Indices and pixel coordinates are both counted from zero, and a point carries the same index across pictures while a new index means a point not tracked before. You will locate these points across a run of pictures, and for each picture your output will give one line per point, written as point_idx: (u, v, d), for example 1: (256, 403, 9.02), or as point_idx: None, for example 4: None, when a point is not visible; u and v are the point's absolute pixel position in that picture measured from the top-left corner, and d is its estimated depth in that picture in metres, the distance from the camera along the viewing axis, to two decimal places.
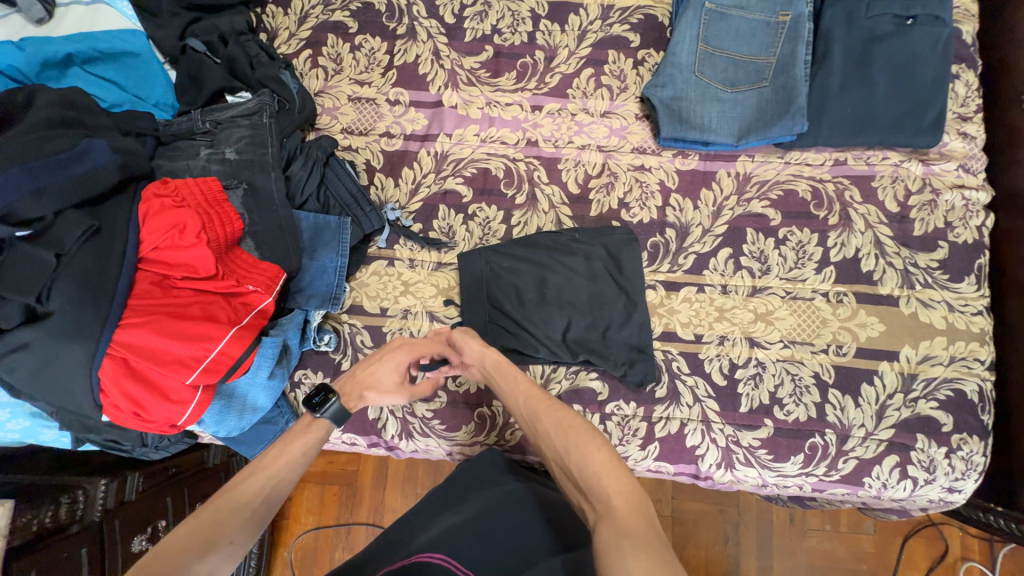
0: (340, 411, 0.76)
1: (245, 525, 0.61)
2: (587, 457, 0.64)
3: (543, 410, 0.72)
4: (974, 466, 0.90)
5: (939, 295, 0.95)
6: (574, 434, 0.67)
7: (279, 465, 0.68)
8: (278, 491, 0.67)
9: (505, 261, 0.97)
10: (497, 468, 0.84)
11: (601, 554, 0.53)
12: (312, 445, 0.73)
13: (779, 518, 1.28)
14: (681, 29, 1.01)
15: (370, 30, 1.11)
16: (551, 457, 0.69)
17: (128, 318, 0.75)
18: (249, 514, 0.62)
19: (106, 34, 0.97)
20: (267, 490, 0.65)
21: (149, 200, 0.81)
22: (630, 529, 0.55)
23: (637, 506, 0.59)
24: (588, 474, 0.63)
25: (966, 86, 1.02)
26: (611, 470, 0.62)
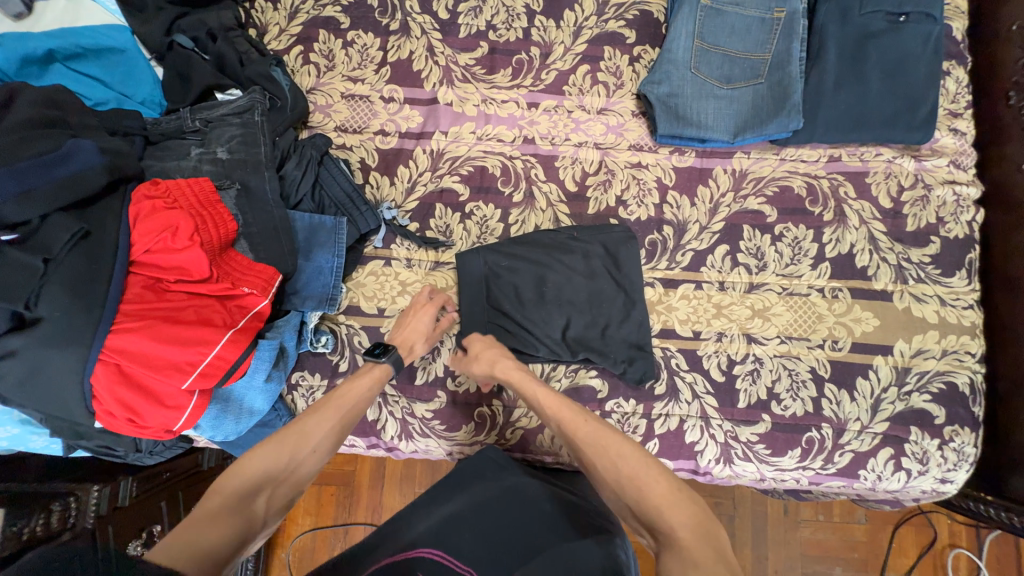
0: (397, 356, 0.86)
1: (321, 447, 0.74)
2: (646, 489, 0.64)
3: (598, 438, 0.72)
4: (966, 456, 0.92)
5: (931, 289, 0.96)
6: (632, 464, 0.67)
7: (348, 401, 0.79)
8: (346, 423, 0.78)
9: (503, 260, 0.97)
10: (496, 464, 0.81)
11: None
12: (373, 385, 0.83)
13: (774, 510, 1.29)
14: (677, 25, 1.01)
15: (362, 26, 1.09)
16: (607, 487, 0.69)
17: (120, 323, 0.73)
18: (324, 439, 0.75)
19: (90, 30, 0.94)
20: (337, 423, 0.77)
21: (140, 202, 0.79)
22: (699, 563, 0.55)
23: (704, 536, 0.59)
24: (652, 506, 0.63)
25: (956, 83, 1.03)
26: (674, 501, 0.63)
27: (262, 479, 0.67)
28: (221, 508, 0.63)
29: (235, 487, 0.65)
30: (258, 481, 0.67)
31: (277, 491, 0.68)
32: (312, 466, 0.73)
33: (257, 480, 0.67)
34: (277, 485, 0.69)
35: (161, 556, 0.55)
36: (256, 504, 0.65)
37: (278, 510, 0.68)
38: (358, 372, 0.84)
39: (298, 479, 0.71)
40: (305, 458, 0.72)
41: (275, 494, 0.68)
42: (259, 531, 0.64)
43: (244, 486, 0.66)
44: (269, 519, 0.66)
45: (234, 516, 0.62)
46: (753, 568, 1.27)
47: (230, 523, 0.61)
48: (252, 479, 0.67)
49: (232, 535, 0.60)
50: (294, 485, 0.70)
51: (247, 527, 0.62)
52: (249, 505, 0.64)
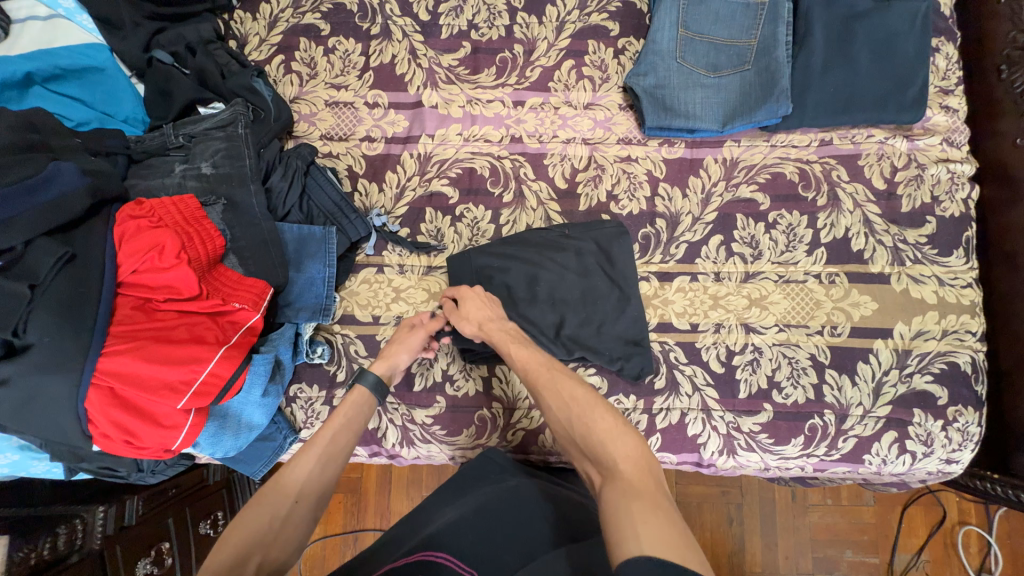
0: (378, 378, 0.85)
1: (308, 495, 0.70)
2: (593, 425, 0.66)
3: (553, 381, 0.74)
4: (970, 436, 0.91)
5: (929, 270, 0.95)
6: (581, 404, 0.69)
7: (333, 434, 0.76)
8: (334, 465, 0.74)
9: (497, 262, 0.95)
10: (498, 466, 0.82)
11: (609, 513, 0.55)
12: (354, 414, 0.80)
13: (781, 496, 1.29)
14: (660, 15, 1.00)
15: (343, 32, 1.08)
16: (560, 428, 0.71)
17: (111, 346, 0.73)
18: (310, 482, 0.70)
19: (66, 49, 0.93)
20: (324, 463, 0.73)
21: (125, 222, 0.79)
22: (637, 488, 0.57)
23: (644, 467, 0.61)
24: (597, 442, 0.65)
25: (946, 59, 1.02)
26: (618, 436, 0.64)
27: (250, 544, 0.62)
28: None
29: (220, 561, 0.59)
30: (246, 545, 0.61)
31: (270, 553, 0.63)
32: (303, 518, 0.68)
33: (243, 544, 0.61)
34: (268, 549, 0.63)
35: None
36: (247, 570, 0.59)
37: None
38: (340, 406, 0.81)
39: (290, 538, 0.65)
40: (292, 510, 0.67)
41: (267, 557, 0.62)
42: None
43: (230, 556, 0.60)
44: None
45: None
46: (764, 555, 1.27)
47: None
48: (238, 545, 0.61)
49: None
50: (287, 545, 0.65)
51: None
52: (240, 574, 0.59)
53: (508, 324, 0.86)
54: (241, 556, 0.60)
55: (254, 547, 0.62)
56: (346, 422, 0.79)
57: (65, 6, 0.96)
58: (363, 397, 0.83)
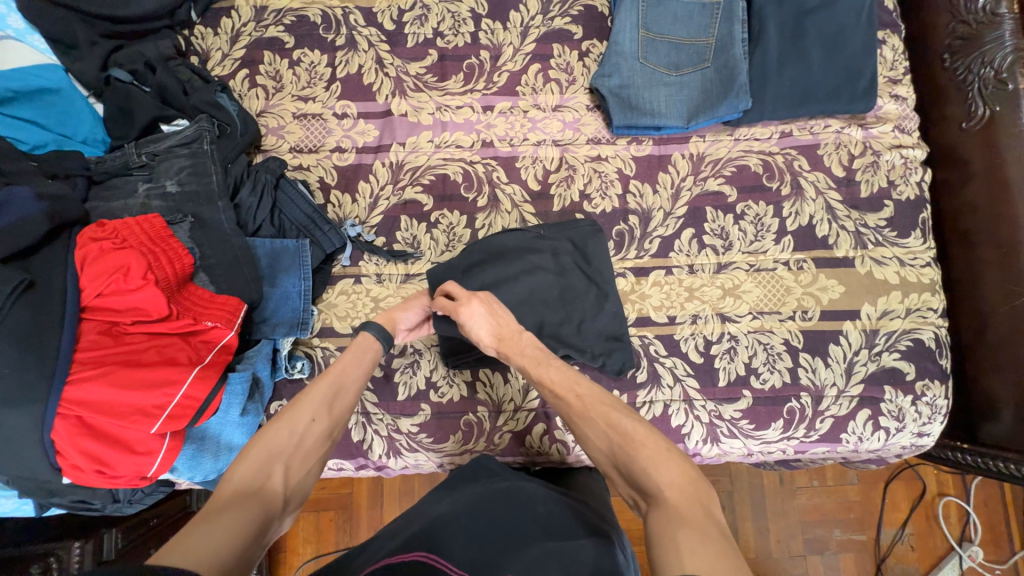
0: (382, 325, 0.84)
1: (322, 423, 0.71)
2: (636, 450, 0.65)
3: (590, 410, 0.73)
4: (939, 409, 0.95)
5: (890, 251, 0.99)
6: (623, 431, 0.68)
7: (344, 367, 0.77)
8: (346, 398, 0.75)
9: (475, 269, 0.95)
10: (489, 471, 0.81)
11: (656, 543, 0.52)
12: (367, 348, 0.81)
13: (769, 481, 1.32)
14: (621, 17, 1.02)
15: (308, 44, 1.07)
16: (601, 456, 0.70)
17: (77, 373, 0.70)
18: (322, 409, 0.71)
19: (17, 70, 0.90)
20: (337, 393, 0.74)
21: (86, 245, 0.76)
22: (685, 515, 0.54)
23: (692, 493, 0.58)
24: (641, 468, 0.63)
25: (893, 50, 1.07)
26: (663, 461, 0.62)
27: (272, 457, 0.64)
28: (229, 497, 0.58)
29: (242, 471, 0.61)
30: (268, 460, 0.63)
31: (292, 466, 0.65)
32: (318, 439, 0.70)
33: (266, 458, 0.63)
34: (290, 461, 0.65)
35: (173, 542, 0.49)
36: (271, 482, 0.62)
37: (296, 487, 0.65)
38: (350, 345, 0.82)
39: (310, 452, 0.68)
40: (312, 428, 0.70)
41: (289, 470, 0.65)
42: (280, 507, 0.60)
43: (255, 464, 0.62)
44: (289, 495, 0.63)
45: (250, 496, 0.58)
46: (756, 540, 1.29)
47: (247, 501, 0.57)
48: (261, 459, 0.63)
49: (253, 513, 0.56)
50: (306, 461, 0.67)
51: (267, 504, 0.59)
52: (262, 486, 0.60)
53: (526, 338, 0.85)
54: (263, 468, 0.62)
55: (273, 462, 0.64)
56: (356, 356, 0.80)
57: (13, 27, 0.93)
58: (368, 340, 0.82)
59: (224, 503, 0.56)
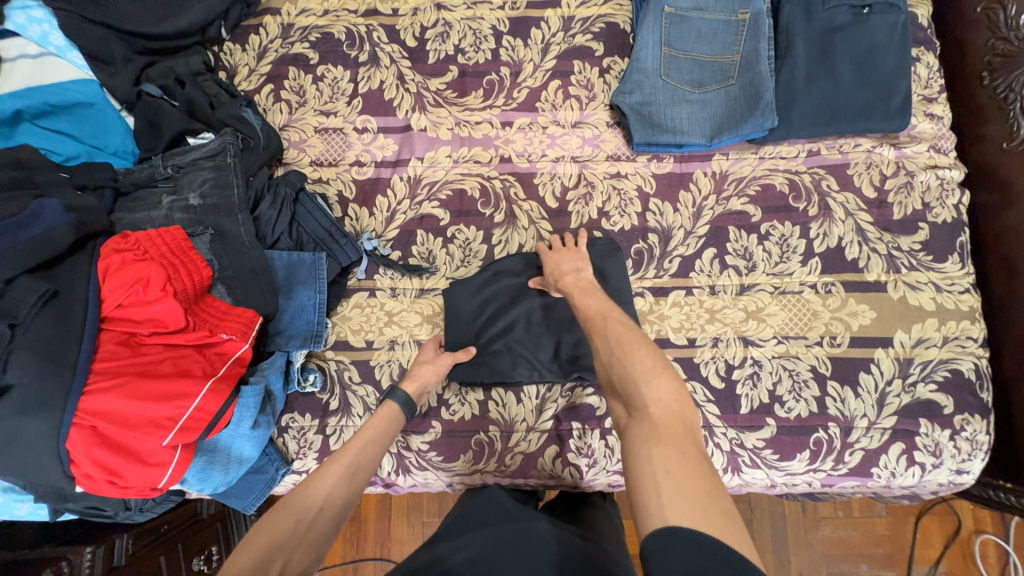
0: (408, 394, 0.86)
1: (332, 503, 0.70)
2: (630, 365, 0.67)
3: (604, 326, 0.75)
4: (979, 445, 0.89)
5: (925, 276, 0.95)
6: (623, 347, 0.69)
7: (359, 446, 0.77)
8: (359, 477, 0.75)
9: (491, 288, 0.96)
10: (499, 509, 0.79)
11: (632, 459, 0.57)
12: (383, 426, 0.81)
13: (791, 510, 1.26)
14: (643, 34, 1.01)
15: (331, 60, 1.09)
16: (601, 368, 0.72)
17: (94, 383, 0.71)
18: (335, 490, 0.71)
19: (55, 86, 0.95)
20: (349, 471, 0.74)
21: (109, 256, 0.77)
22: (664, 432, 0.58)
23: (676, 411, 0.60)
24: (633, 381, 0.65)
25: (928, 68, 1.03)
26: (654, 376, 0.64)
27: (274, 547, 0.63)
28: None
29: (244, 562, 0.61)
30: (270, 550, 0.62)
31: (293, 556, 0.64)
32: (325, 527, 0.68)
33: (268, 548, 0.62)
34: (291, 552, 0.64)
35: None
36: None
37: None
38: (369, 418, 0.83)
39: (313, 543, 0.66)
40: (316, 517, 0.68)
41: (289, 561, 0.63)
42: None
43: (256, 555, 0.61)
44: None
45: None
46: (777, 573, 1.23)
47: None
48: (261, 551, 0.62)
49: None
50: (308, 552, 0.65)
51: None
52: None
53: (583, 276, 0.88)
54: (264, 559, 0.61)
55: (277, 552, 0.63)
56: (371, 434, 0.80)
57: (55, 43, 0.97)
58: (392, 412, 0.84)
59: None
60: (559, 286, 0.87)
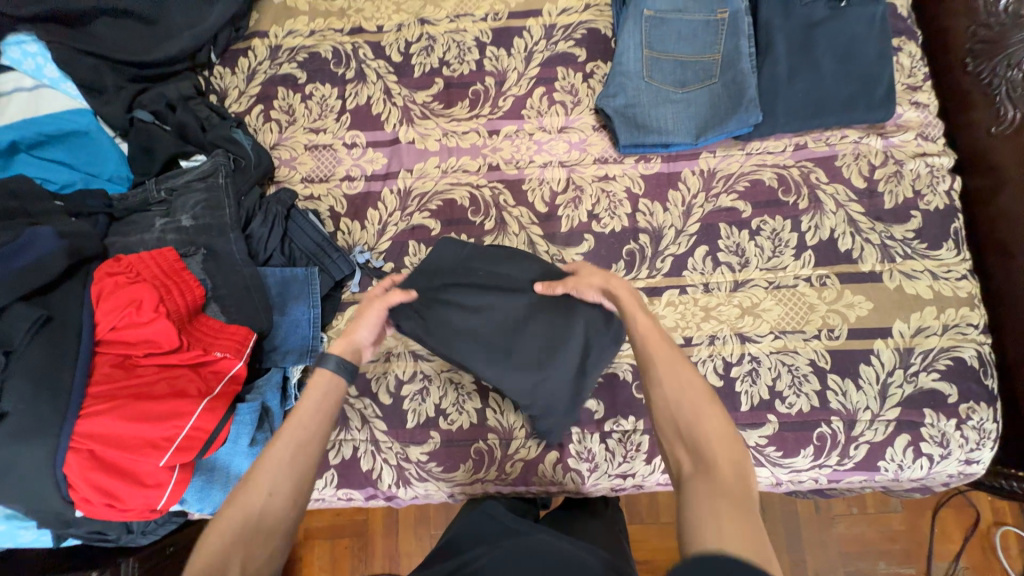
0: (342, 358, 0.73)
1: (281, 487, 0.61)
2: (697, 411, 0.60)
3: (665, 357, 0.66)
4: (987, 434, 0.88)
5: (920, 264, 0.94)
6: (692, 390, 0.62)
7: (301, 419, 0.66)
8: (309, 448, 0.64)
9: (478, 262, 0.93)
10: (496, 523, 0.79)
11: (693, 513, 0.51)
12: (326, 394, 0.70)
13: (804, 507, 1.23)
14: (624, 38, 1.02)
15: (319, 78, 1.11)
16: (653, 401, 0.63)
17: (90, 406, 0.71)
18: (281, 472, 0.61)
19: (49, 116, 0.97)
20: (292, 447, 0.63)
21: (103, 280, 0.78)
22: (731, 492, 0.53)
23: (743, 472, 0.55)
24: (701, 434, 0.58)
25: (910, 57, 1.03)
26: (722, 435, 0.58)
27: (223, 551, 0.55)
28: None
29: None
30: (217, 558, 0.54)
31: (249, 554, 0.56)
32: (280, 511, 0.60)
33: (217, 554, 0.55)
34: (247, 550, 0.56)
35: None
36: None
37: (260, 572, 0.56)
38: (305, 391, 0.71)
39: (273, 531, 0.58)
40: (267, 504, 0.59)
41: (247, 559, 0.56)
42: None
43: (204, 565, 0.54)
44: None
45: None
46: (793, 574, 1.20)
47: None
48: (211, 558, 0.55)
49: None
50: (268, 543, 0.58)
51: None
52: None
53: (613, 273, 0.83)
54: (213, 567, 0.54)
55: (230, 555, 0.55)
56: (316, 401, 0.69)
57: (49, 75, 1.00)
58: (326, 379, 0.71)
59: None
60: (608, 289, 0.80)
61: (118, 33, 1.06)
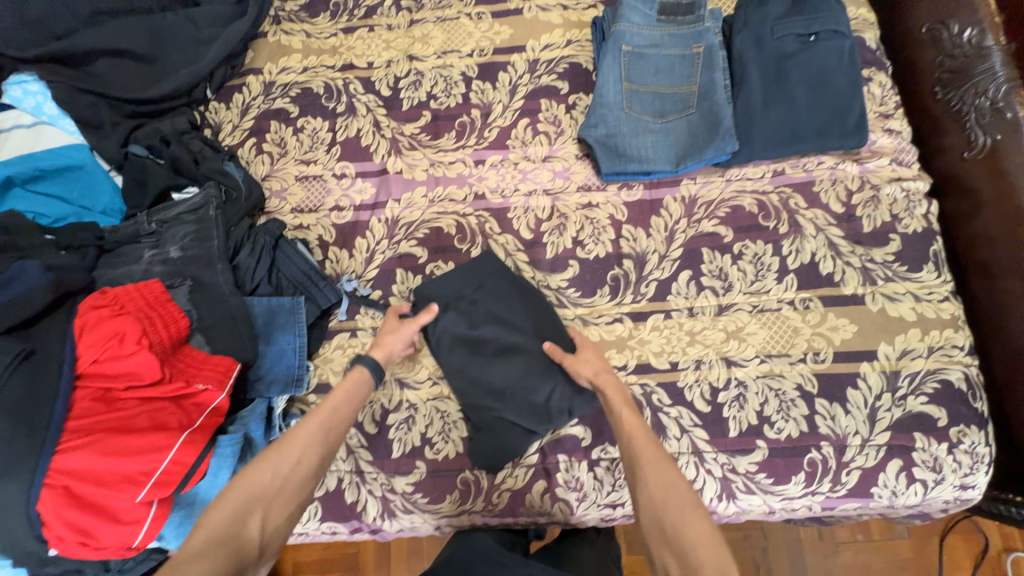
0: (375, 360, 0.85)
1: (308, 459, 0.71)
2: (681, 517, 0.63)
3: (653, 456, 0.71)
4: (980, 458, 0.86)
5: (902, 287, 0.95)
6: (678, 497, 0.65)
7: (332, 407, 0.77)
8: (336, 434, 0.75)
9: (488, 283, 0.98)
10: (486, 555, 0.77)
11: None
12: (354, 390, 0.81)
13: (807, 534, 1.20)
14: (604, 72, 1.06)
15: (311, 112, 1.15)
16: (643, 505, 0.67)
17: (68, 441, 0.71)
18: (310, 447, 0.72)
19: (47, 152, 1.00)
20: (326, 431, 0.74)
21: (87, 312, 0.79)
22: None
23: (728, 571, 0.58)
24: (684, 541, 0.61)
25: (881, 86, 1.06)
26: (707, 539, 0.61)
27: (251, 500, 0.65)
28: (209, 539, 0.61)
29: (220, 516, 0.63)
30: (244, 505, 0.65)
31: (272, 508, 0.66)
32: (303, 478, 0.70)
33: (245, 501, 0.65)
34: (269, 505, 0.66)
35: None
36: (248, 530, 0.63)
37: (276, 527, 0.66)
38: (342, 381, 0.83)
39: (292, 495, 0.69)
40: (294, 469, 0.70)
41: (267, 513, 0.66)
42: (255, 555, 0.62)
43: (234, 509, 0.64)
44: (265, 538, 0.65)
45: (222, 548, 0.60)
46: None
47: (219, 555, 0.59)
48: (239, 504, 0.64)
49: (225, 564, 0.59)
50: (287, 503, 0.68)
51: (241, 554, 0.61)
52: (239, 532, 0.62)
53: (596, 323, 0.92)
54: (241, 514, 0.64)
55: (253, 503, 0.65)
56: (347, 391, 0.80)
57: (49, 113, 1.04)
58: (363, 376, 0.84)
59: (200, 553, 0.58)
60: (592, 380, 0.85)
61: (119, 73, 1.10)
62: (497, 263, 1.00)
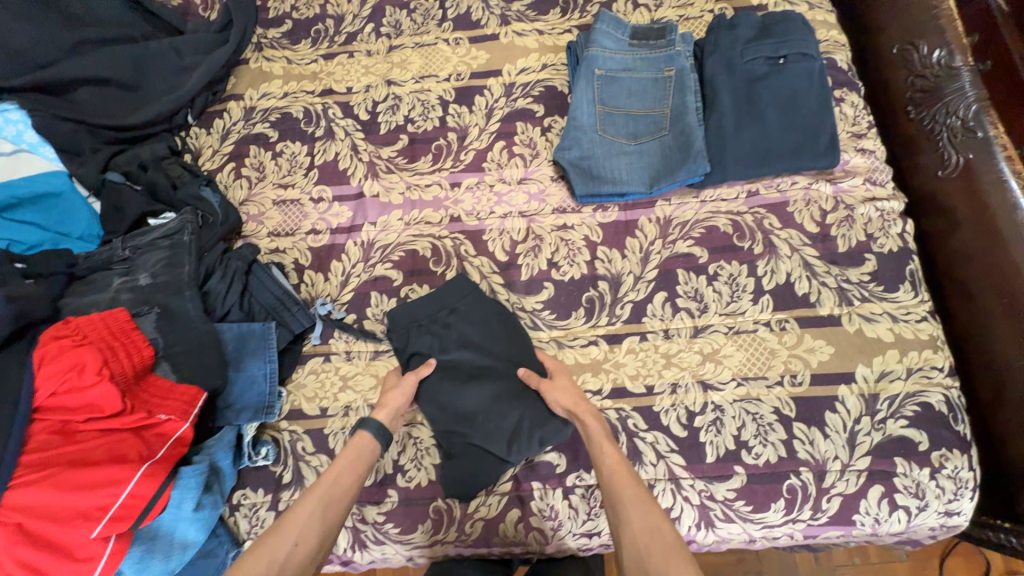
0: (381, 424, 0.85)
1: (308, 539, 0.73)
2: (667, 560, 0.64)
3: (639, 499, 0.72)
4: (964, 483, 0.84)
5: (879, 307, 0.94)
6: (663, 540, 0.66)
7: (332, 479, 0.78)
8: (336, 507, 0.77)
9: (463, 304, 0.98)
10: None
11: None
12: (358, 458, 0.82)
13: (802, 559, 1.17)
14: (577, 95, 1.07)
15: (290, 137, 1.16)
16: (628, 545, 0.68)
17: (21, 477, 0.69)
18: (310, 527, 0.73)
19: (24, 179, 1.00)
20: (324, 505, 0.76)
21: (46, 343, 0.78)
22: None
23: None
24: None
25: (854, 107, 1.07)
26: None
27: None
28: None
29: None
30: None
31: None
32: (300, 562, 0.71)
33: None
34: None
35: None
36: None
37: None
38: (344, 448, 0.83)
39: None
40: (292, 552, 0.71)
41: None
42: None
43: None
44: None
45: None
46: None
47: None
48: None
49: None
50: None
51: None
52: None
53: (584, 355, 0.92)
54: None
55: None
56: (352, 458, 0.82)
57: (29, 141, 1.05)
58: (367, 442, 0.84)
59: None
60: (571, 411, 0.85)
61: (98, 100, 1.11)
62: (469, 285, 0.99)
